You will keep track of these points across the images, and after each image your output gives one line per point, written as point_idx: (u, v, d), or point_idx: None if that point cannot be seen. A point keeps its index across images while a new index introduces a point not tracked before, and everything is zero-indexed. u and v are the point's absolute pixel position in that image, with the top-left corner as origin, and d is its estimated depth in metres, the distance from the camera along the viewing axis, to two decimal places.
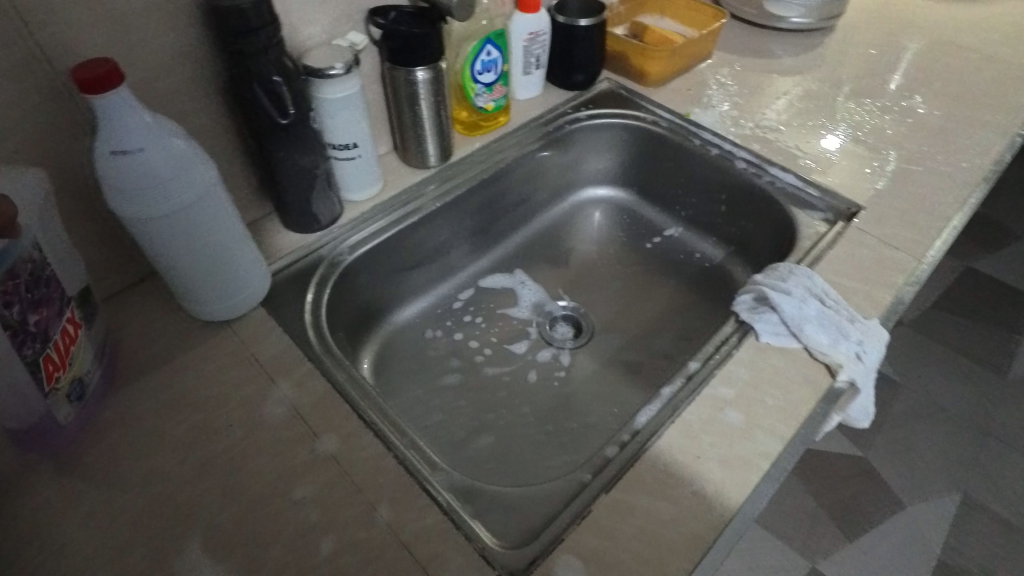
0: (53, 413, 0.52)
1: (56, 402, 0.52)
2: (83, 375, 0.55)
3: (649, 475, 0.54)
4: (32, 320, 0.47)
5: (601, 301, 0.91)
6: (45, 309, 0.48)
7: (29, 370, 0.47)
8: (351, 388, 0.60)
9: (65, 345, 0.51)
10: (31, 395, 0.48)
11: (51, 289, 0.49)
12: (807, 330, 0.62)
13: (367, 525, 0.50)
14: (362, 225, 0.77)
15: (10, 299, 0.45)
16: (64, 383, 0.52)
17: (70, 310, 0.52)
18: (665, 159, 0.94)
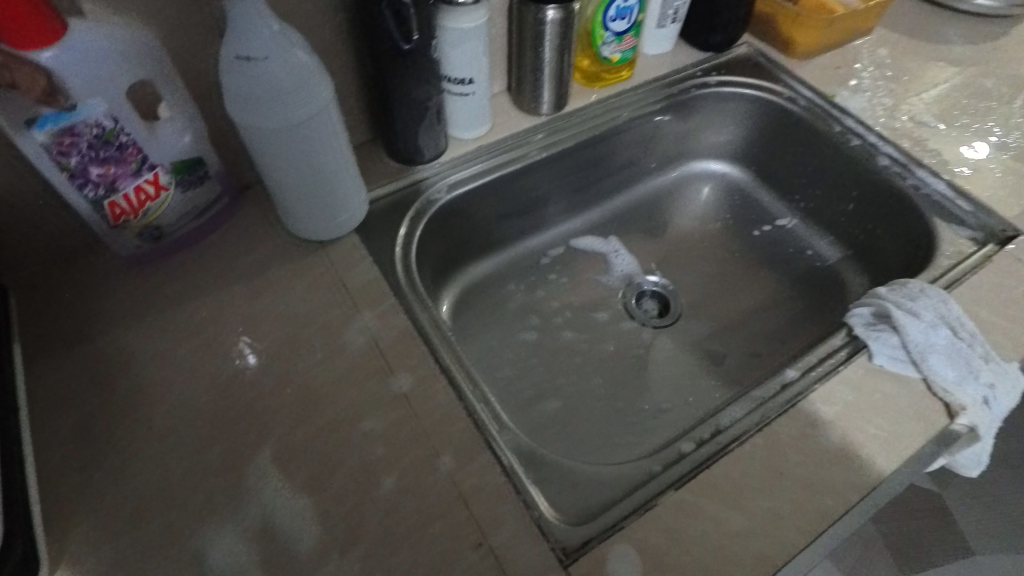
0: (119, 239, 0.59)
1: (122, 233, 0.58)
2: (165, 225, 0.61)
3: (724, 481, 0.50)
4: (92, 172, 0.52)
5: (693, 282, 0.86)
6: (113, 167, 0.53)
7: (88, 205, 0.54)
8: (431, 331, 0.59)
9: (139, 201, 0.56)
10: (99, 224, 0.56)
11: (124, 153, 0.53)
12: (931, 360, 0.56)
13: (428, 470, 0.50)
14: (465, 165, 0.75)
15: (67, 151, 0.50)
16: (141, 225, 0.59)
17: (151, 175, 0.56)
18: (795, 142, 0.86)
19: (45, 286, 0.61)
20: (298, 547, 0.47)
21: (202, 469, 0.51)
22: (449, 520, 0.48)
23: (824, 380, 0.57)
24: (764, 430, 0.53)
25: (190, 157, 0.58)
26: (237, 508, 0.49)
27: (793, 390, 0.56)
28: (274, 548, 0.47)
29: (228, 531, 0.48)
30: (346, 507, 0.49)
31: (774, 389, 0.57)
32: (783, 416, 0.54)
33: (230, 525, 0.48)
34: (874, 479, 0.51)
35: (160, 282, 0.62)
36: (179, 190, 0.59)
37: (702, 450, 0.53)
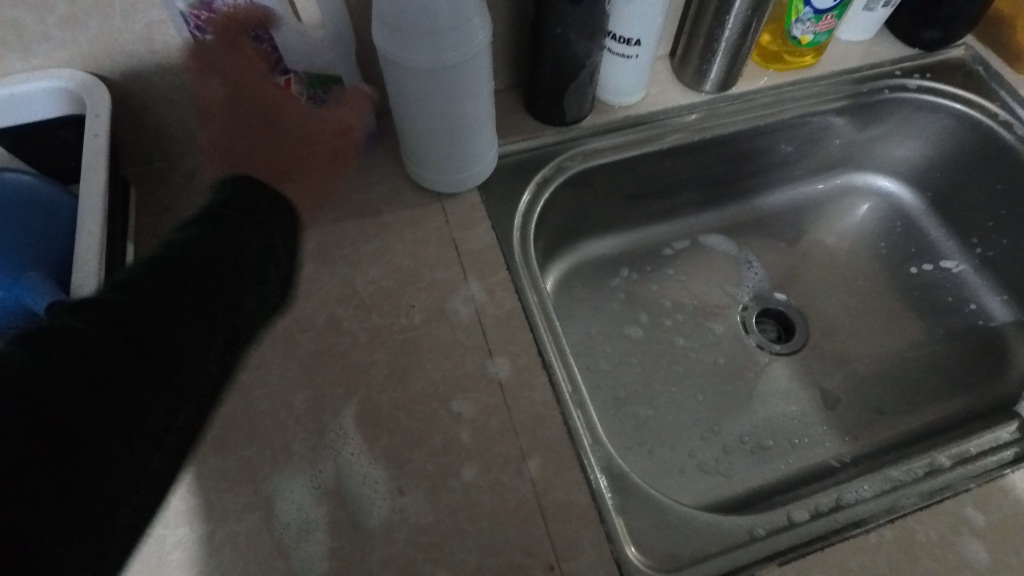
0: None
1: None
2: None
3: (837, 571, 0.44)
4: None
5: (826, 311, 0.76)
6: None
7: None
8: (539, 317, 0.54)
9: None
10: None
11: (258, 46, 0.51)
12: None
13: (510, 473, 0.47)
14: (606, 134, 0.67)
15: (204, 27, 0.50)
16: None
17: (281, 78, 0.51)
18: (993, 176, 0.72)
19: (165, 184, 0.60)
20: (366, 519, 0.45)
21: (286, 412, 0.49)
22: (523, 533, 0.44)
23: (983, 480, 0.49)
24: (896, 521, 0.46)
25: (324, 73, 0.55)
26: (314, 462, 0.47)
27: (939, 481, 0.50)
28: (342, 513, 0.45)
29: (301, 484, 0.46)
30: (421, 491, 0.46)
31: (917, 473, 0.51)
32: (923, 512, 0.46)
33: (304, 477, 0.46)
34: None
35: None
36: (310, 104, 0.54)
37: (817, 524, 0.48)
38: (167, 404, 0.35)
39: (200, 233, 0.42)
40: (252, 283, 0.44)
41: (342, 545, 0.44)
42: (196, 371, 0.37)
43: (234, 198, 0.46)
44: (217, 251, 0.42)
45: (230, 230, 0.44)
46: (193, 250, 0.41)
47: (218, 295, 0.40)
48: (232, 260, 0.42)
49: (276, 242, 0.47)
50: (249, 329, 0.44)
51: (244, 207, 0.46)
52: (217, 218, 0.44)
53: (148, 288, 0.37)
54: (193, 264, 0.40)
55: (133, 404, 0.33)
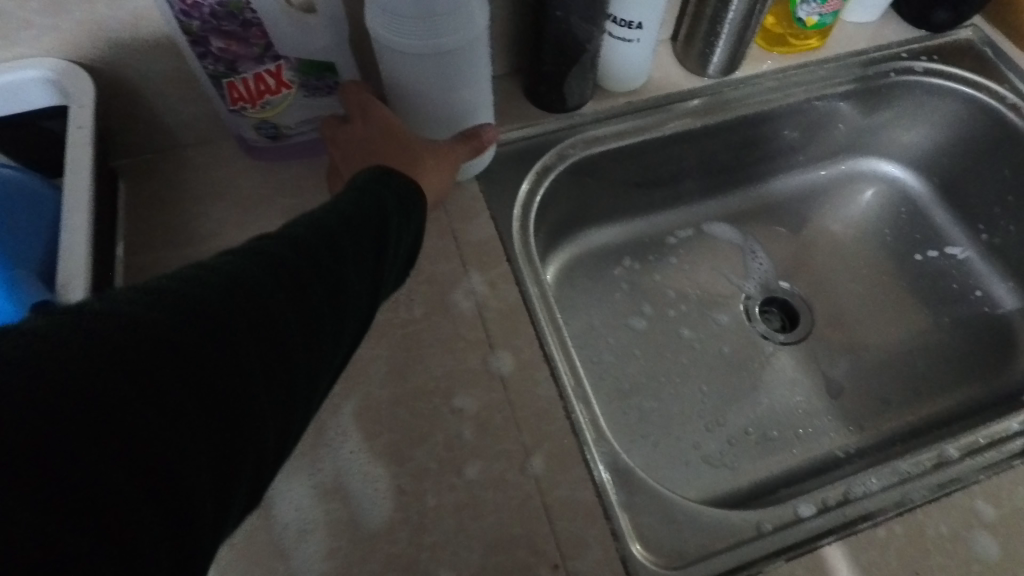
0: (238, 126, 0.55)
1: (242, 121, 0.55)
2: (284, 126, 0.56)
3: (847, 566, 0.43)
4: (214, 44, 0.48)
5: (831, 300, 0.75)
6: (235, 44, 0.48)
7: (206, 77, 0.50)
8: (541, 310, 0.53)
9: (258, 90, 0.52)
10: (218, 102, 0.53)
11: (249, 32, 0.47)
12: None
13: (515, 469, 0.46)
14: (607, 121, 0.66)
15: (190, 12, 0.45)
16: (258, 118, 0.54)
17: (273, 67, 0.50)
18: (1002, 161, 0.71)
19: (155, 175, 0.59)
20: (368, 519, 0.44)
21: None
22: (528, 531, 0.44)
23: (993, 471, 0.48)
24: (907, 515, 0.45)
25: (322, 60, 0.51)
26: (313, 461, 0.46)
27: (949, 472, 0.49)
28: (343, 513, 0.44)
29: (301, 483, 0.45)
30: (424, 489, 0.45)
31: (926, 465, 0.50)
32: (934, 506, 0.45)
33: (303, 476, 0.45)
34: None
35: (268, 195, 0.58)
36: (303, 93, 0.53)
37: (825, 518, 0.47)
38: (267, 403, 0.29)
39: (332, 234, 0.37)
40: (368, 283, 0.38)
41: (343, 546, 0.43)
42: (300, 373, 0.31)
43: (367, 194, 0.42)
44: (327, 243, 0.36)
45: (360, 238, 0.39)
46: (303, 246, 0.35)
47: (324, 291, 0.34)
48: (349, 261, 0.37)
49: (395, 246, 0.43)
50: (361, 331, 0.39)
51: (378, 212, 0.42)
52: (360, 233, 0.39)
53: (250, 277, 0.31)
54: (303, 259, 0.34)
55: (221, 423, 0.27)
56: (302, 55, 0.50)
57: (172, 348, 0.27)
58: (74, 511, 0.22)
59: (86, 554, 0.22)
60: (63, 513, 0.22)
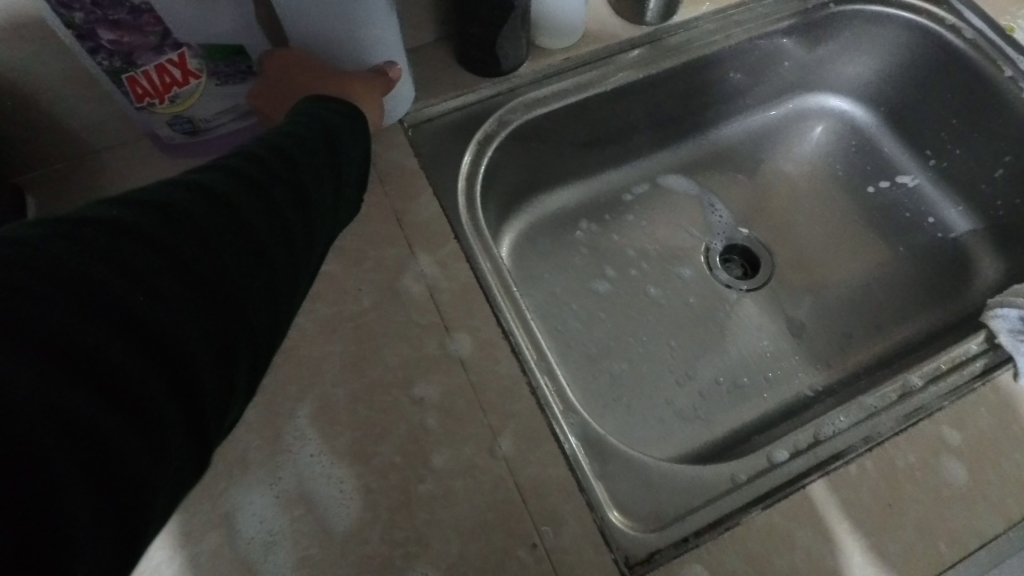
0: (149, 123, 0.52)
1: (152, 118, 0.51)
2: (200, 121, 0.52)
3: (823, 508, 0.43)
4: (103, 36, 0.43)
5: (790, 242, 0.74)
6: (127, 35, 0.44)
7: (103, 73, 0.46)
8: (496, 286, 0.52)
9: (163, 83, 0.48)
10: (121, 99, 0.49)
11: (140, 20, 0.43)
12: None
13: (483, 452, 0.44)
14: (547, 81, 0.63)
15: (69, 4, 0.41)
16: (170, 114, 0.51)
17: (176, 56, 0.46)
18: (945, 85, 0.70)
19: (68, 186, 0.54)
20: (336, 523, 0.42)
21: None
22: (502, 513, 0.43)
23: (956, 396, 0.48)
24: (875, 449, 0.45)
25: (228, 44, 0.47)
26: (272, 470, 0.44)
27: (914, 401, 0.49)
28: (309, 520, 0.42)
29: (262, 494, 0.43)
30: (391, 485, 0.43)
31: (891, 397, 0.50)
32: (902, 438, 0.46)
33: (264, 488, 0.43)
34: (1000, 525, 0.43)
35: None
36: (214, 81, 0.49)
37: (797, 461, 0.46)
38: (248, 283, 0.32)
39: (284, 148, 0.39)
40: (328, 189, 0.41)
41: (312, 553, 0.42)
42: (275, 261, 0.34)
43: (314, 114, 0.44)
44: (282, 157, 0.39)
45: (315, 152, 0.41)
46: (259, 159, 0.37)
47: (286, 196, 0.37)
48: (303, 170, 0.39)
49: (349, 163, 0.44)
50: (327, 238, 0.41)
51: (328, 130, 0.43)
52: (314, 149, 0.41)
53: (216, 183, 0.34)
54: (259, 168, 0.37)
55: (208, 300, 0.29)
56: (206, 41, 0.46)
57: (152, 237, 0.29)
58: (84, 365, 0.24)
59: (106, 402, 0.24)
60: (77, 363, 0.24)
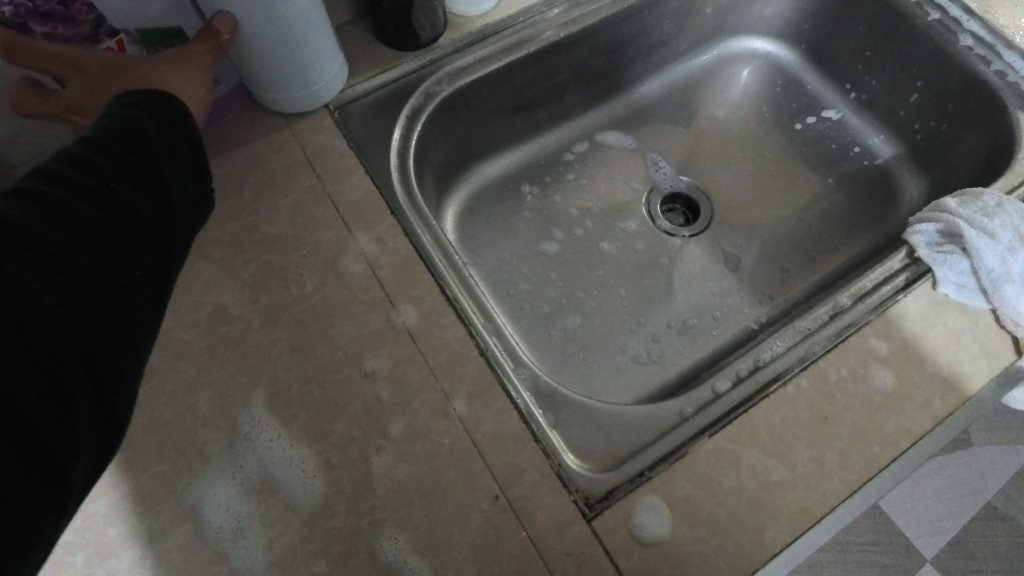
0: None
1: None
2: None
3: (764, 427, 0.46)
4: (38, 30, 0.46)
5: (726, 184, 0.76)
6: (60, 26, 0.46)
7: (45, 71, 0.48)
8: (436, 255, 0.52)
9: None
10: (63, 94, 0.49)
11: (70, 8, 0.46)
12: (1006, 292, 0.50)
13: (439, 416, 0.46)
14: (469, 48, 0.63)
15: None
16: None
17: (113, 44, 0.48)
18: (856, 19, 0.73)
19: None
20: (301, 502, 0.43)
21: (191, 415, 0.46)
22: (463, 471, 0.44)
23: (881, 309, 0.51)
24: (809, 368, 0.48)
25: (164, 27, 0.48)
26: (233, 459, 0.45)
27: (843, 319, 0.51)
28: (275, 501, 0.43)
29: (224, 484, 0.44)
30: (352, 458, 0.44)
31: (823, 318, 0.52)
32: (833, 354, 0.48)
33: (226, 476, 0.44)
34: (927, 423, 0.46)
35: None
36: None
37: (739, 390, 0.48)
38: (102, 303, 0.33)
39: (95, 162, 0.36)
40: (175, 183, 0.40)
41: (282, 534, 0.42)
42: (124, 270, 0.34)
43: (136, 115, 0.40)
44: (117, 150, 0.37)
45: (138, 163, 0.38)
46: (67, 182, 0.35)
47: (94, 224, 0.34)
48: (121, 187, 0.36)
49: (182, 156, 0.41)
50: (176, 253, 0.39)
51: (159, 133, 0.40)
52: (139, 158, 0.38)
53: (52, 198, 0.34)
54: (91, 170, 0.36)
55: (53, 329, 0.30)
56: (143, 25, 0.47)
57: None
58: None
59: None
60: None
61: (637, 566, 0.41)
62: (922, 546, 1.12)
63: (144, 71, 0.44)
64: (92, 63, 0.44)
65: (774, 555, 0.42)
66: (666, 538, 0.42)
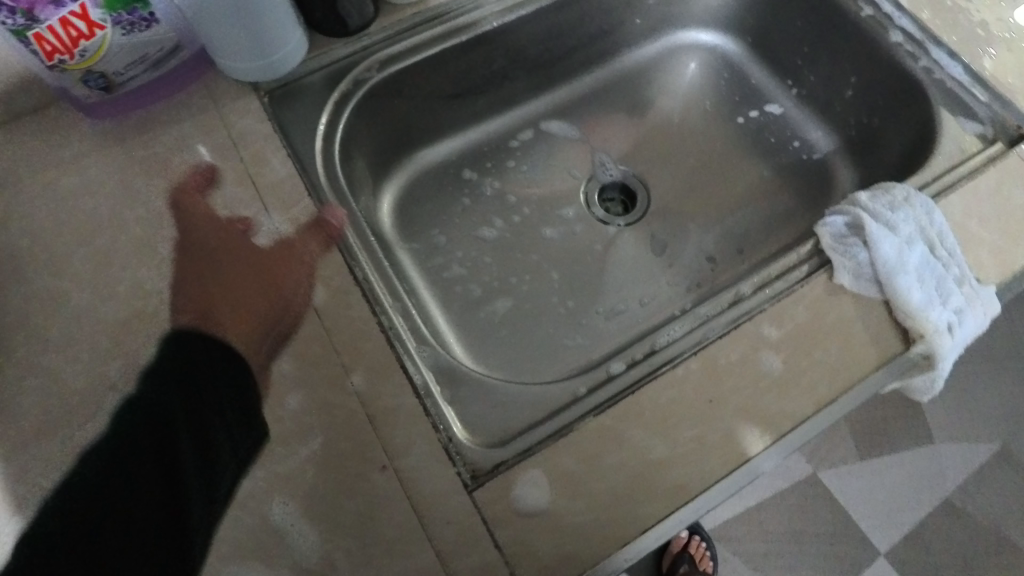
0: (61, 81, 0.53)
1: (63, 77, 0.53)
2: (112, 74, 0.54)
3: (649, 407, 0.47)
4: None
5: (665, 175, 0.78)
6: None
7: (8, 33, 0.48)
8: (350, 236, 0.54)
9: (69, 38, 0.50)
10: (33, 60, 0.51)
11: None
12: (898, 280, 0.51)
13: (336, 390, 0.48)
14: (402, 36, 0.65)
15: None
16: (81, 70, 0.53)
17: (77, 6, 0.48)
18: (795, 14, 0.74)
19: None
20: None
21: (101, 384, 0.48)
22: (355, 442, 0.46)
23: (778, 297, 0.52)
24: (701, 353, 0.49)
25: None
26: None
27: (741, 307, 0.52)
28: None
29: None
30: None
31: (723, 304, 0.53)
32: (725, 340, 0.50)
33: None
34: (810, 408, 0.48)
35: (53, 177, 0.55)
36: (119, 31, 0.52)
37: (632, 373, 0.49)
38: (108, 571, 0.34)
39: (121, 434, 0.38)
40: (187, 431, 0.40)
41: None
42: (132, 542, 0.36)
43: (161, 364, 0.41)
44: (141, 415, 0.39)
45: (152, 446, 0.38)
46: (95, 467, 0.37)
47: (107, 510, 0.36)
48: (135, 459, 0.37)
49: (207, 396, 0.41)
50: (188, 535, 0.37)
51: (183, 391, 0.40)
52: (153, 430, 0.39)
53: (76, 493, 0.36)
54: (116, 445, 0.38)
55: None
56: None
57: None
58: None
59: None
60: None
61: (513, 535, 0.43)
62: (875, 538, 1.13)
63: (256, 264, 0.50)
64: (198, 242, 0.51)
65: (646, 530, 0.44)
66: (542, 509, 0.44)
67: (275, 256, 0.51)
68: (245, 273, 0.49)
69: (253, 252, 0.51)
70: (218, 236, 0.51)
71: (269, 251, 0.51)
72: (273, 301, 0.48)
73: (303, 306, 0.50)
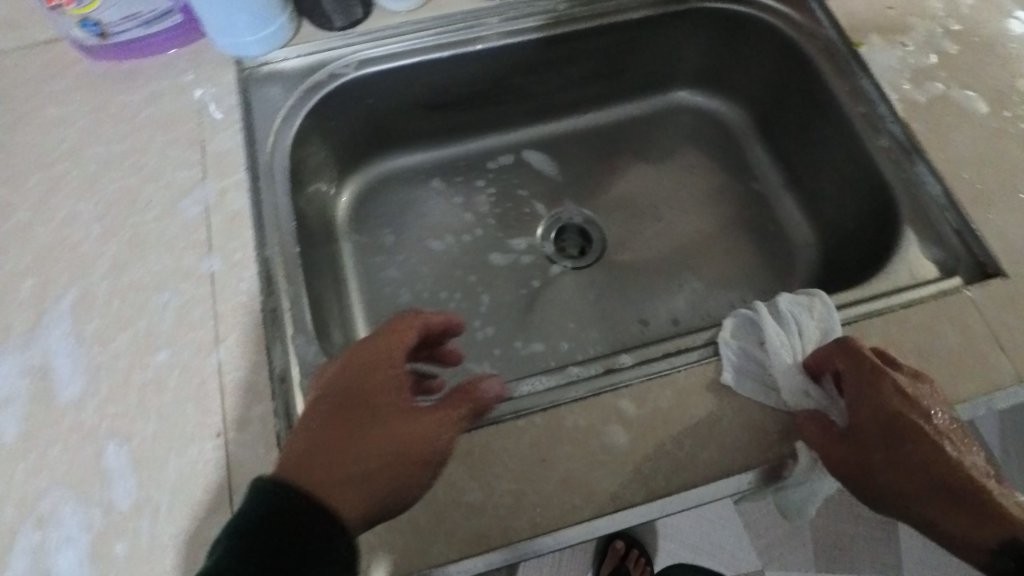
0: (64, 21, 0.59)
1: (64, 16, 0.58)
2: (107, 24, 0.59)
3: (479, 451, 0.47)
4: None
5: (630, 228, 0.76)
6: None
7: None
8: (270, 217, 0.57)
9: None
10: None
11: None
12: (773, 361, 0.50)
13: (201, 354, 0.50)
14: (385, 41, 0.66)
15: None
16: (80, 14, 0.58)
17: None
18: (795, 98, 0.71)
19: None
20: (64, 392, 0.49)
21: (11, 295, 0.53)
22: (199, 407, 0.49)
23: (651, 378, 0.50)
24: (549, 411, 0.49)
25: None
26: (29, 342, 0.51)
27: (613, 378, 0.51)
28: (44, 386, 0.50)
29: (14, 359, 0.51)
30: (116, 368, 0.50)
31: (596, 370, 0.51)
32: (579, 404, 0.49)
33: (17, 354, 0.51)
34: (639, 495, 0.46)
35: (38, 105, 0.61)
36: None
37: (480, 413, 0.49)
38: None
39: None
40: None
41: (39, 413, 0.49)
42: None
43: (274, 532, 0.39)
44: None
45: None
46: None
47: None
48: None
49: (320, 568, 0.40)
50: None
51: (274, 553, 0.39)
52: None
53: None
54: None
55: None
56: None
57: None
58: None
59: None
60: None
61: None
62: None
63: (406, 427, 0.44)
64: (369, 393, 0.45)
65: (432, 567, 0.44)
66: None
67: (414, 430, 0.44)
68: (375, 443, 0.43)
69: (404, 419, 0.44)
70: (395, 386, 0.46)
71: (425, 421, 0.44)
72: (383, 484, 0.43)
73: (413, 493, 0.44)
